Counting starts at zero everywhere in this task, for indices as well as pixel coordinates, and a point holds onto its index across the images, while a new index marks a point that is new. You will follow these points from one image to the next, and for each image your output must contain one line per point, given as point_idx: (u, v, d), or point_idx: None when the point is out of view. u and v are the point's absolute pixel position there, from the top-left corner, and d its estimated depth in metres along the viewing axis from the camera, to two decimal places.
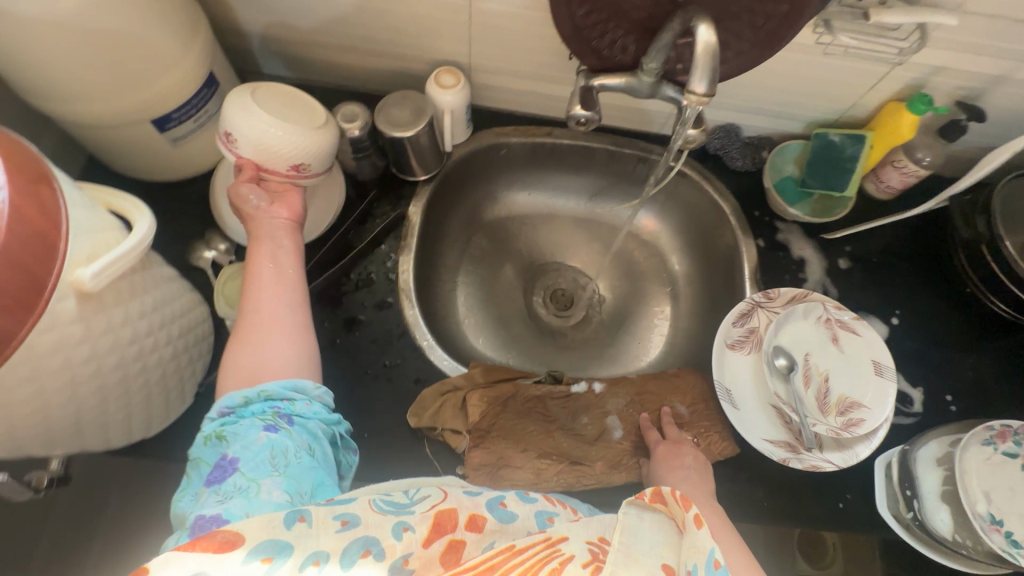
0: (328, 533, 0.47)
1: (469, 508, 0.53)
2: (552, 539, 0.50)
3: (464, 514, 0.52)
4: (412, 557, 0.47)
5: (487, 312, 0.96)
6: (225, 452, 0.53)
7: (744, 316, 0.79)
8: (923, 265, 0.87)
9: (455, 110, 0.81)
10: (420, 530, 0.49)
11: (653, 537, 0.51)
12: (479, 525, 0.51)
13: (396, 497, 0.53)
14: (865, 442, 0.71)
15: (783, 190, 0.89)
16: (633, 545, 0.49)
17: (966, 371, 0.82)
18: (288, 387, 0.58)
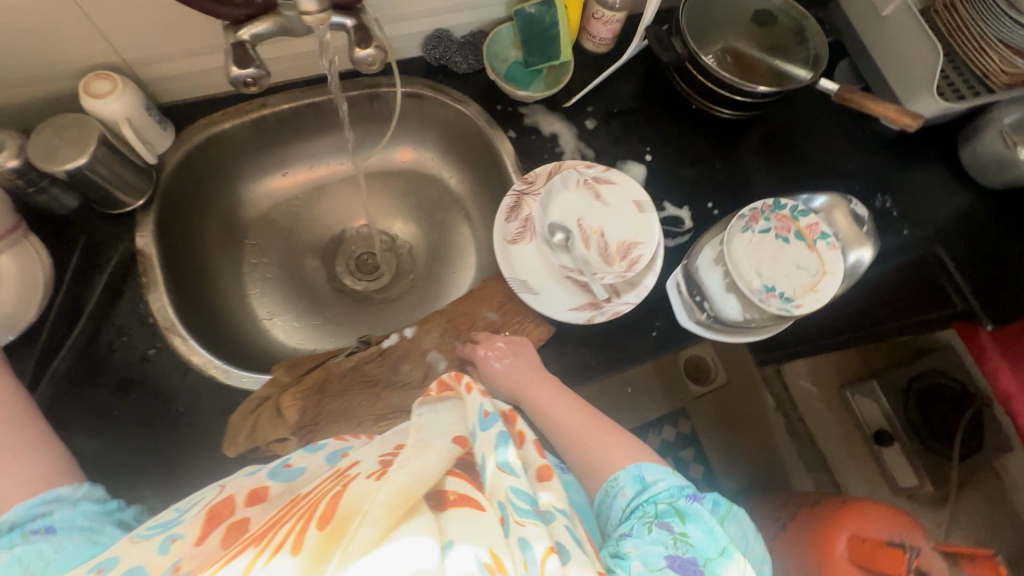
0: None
1: (247, 486, 0.50)
2: (343, 470, 0.49)
3: (242, 494, 0.49)
4: (183, 559, 0.43)
5: (293, 305, 0.90)
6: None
7: (514, 209, 0.82)
8: (656, 100, 0.95)
9: (130, 116, 0.70)
10: (190, 534, 0.45)
11: (439, 424, 0.53)
12: (260, 496, 0.49)
13: (163, 518, 0.49)
14: (650, 272, 0.78)
15: (515, 77, 0.91)
16: (427, 435, 0.51)
17: (716, 176, 0.92)
18: (38, 505, 0.49)
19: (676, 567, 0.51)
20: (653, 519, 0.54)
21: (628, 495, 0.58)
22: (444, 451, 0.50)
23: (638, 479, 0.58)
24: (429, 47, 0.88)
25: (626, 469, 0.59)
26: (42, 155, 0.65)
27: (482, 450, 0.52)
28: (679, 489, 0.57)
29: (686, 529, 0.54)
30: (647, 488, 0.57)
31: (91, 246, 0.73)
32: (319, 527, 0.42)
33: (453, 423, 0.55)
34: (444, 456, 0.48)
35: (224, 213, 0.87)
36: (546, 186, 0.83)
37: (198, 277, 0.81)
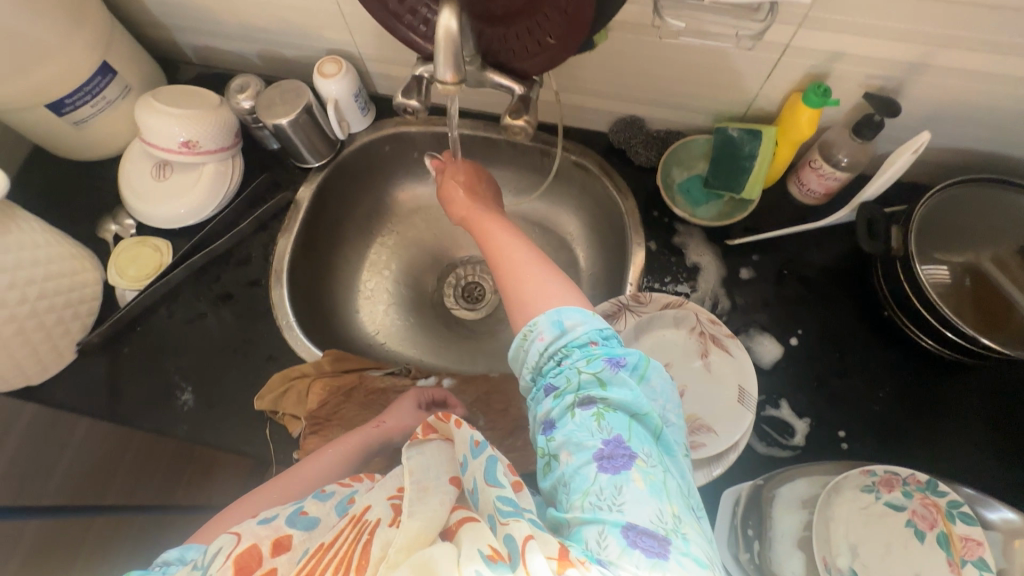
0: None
1: (268, 535, 0.44)
2: (357, 515, 0.44)
3: (267, 543, 0.44)
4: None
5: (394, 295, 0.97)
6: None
7: (607, 317, 0.72)
8: (840, 284, 0.77)
9: (341, 98, 0.83)
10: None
11: (434, 463, 0.45)
12: (286, 544, 0.44)
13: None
14: (706, 468, 0.64)
15: (687, 189, 0.82)
16: (424, 477, 0.44)
17: (872, 406, 0.71)
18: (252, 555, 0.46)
19: (604, 464, 0.42)
20: (576, 400, 0.45)
21: (546, 341, 0.48)
22: (445, 494, 0.43)
23: (558, 323, 0.48)
24: (616, 129, 0.84)
25: (546, 315, 0.49)
26: (266, 104, 0.80)
27: (474, 476, 0.45)
28: (598, 331, 0.48)
29: (611, 397, 0.44)
30: (565, 333, 0.47)
31: (269, 182, 0.88)
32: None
33: (448, 463, 0.46)
34: (447, 501, 0.43)
35: (381, 198, 0.98)
36: (655, 314, 0.72)
37: (330, 240, 0.92)
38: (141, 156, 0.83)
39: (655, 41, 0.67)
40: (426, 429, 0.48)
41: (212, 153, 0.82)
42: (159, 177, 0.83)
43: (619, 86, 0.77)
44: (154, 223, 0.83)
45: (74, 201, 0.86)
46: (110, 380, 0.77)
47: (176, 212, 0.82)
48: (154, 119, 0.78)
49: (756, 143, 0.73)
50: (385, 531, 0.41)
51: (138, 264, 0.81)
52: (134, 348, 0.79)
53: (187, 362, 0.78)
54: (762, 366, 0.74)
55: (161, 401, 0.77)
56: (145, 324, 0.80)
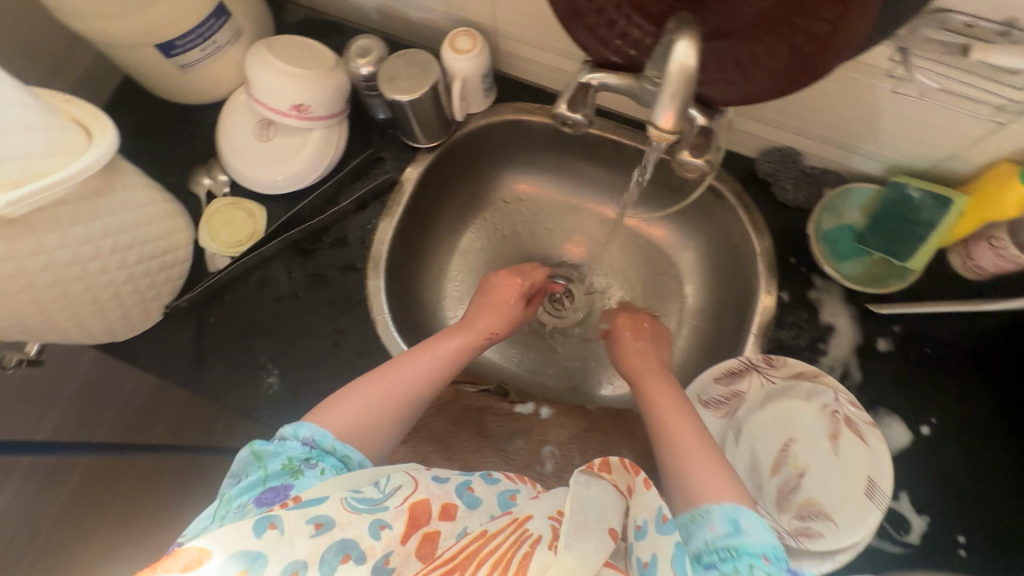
0: (301, 538, 0.44)
1: (440, 495, 0.50)
2: (519, 518, 0.47)
3: (436, 503, 0.49)
4: (393, 554, 0.45)
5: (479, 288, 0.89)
6: (288, 487, 0.49)
7: (732, 375, 0.67)
8: (989, 375, 0.70)
9: (468, 78, 0.74)
10: (398, 525, 0.46)
11: (599, 505, 0.46)
12: (452, 513, 0.49)
13: (365, 491, 0.48)
14: (817, 560, 0.60)
15: (835, 240, 0.74)
16: (584, 514, 0.45)
17: (999, 514, 0.66)
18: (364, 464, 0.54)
19: None
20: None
21: (716, 533, 0.47)
22: (602, 542, 0.44)
23: (733, 521, 0.47)
24: (765, 158, 0.75)
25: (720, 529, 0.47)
26: (387, 75, 0.72)
27: (651, 550, 0.45)
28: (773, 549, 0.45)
29: None
30: (740, 537, 0.46)
31: (373, 157, 0.81)
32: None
33: (610, 510, 0.47)
34: (603, 550, 0.43)
35: (482, 186, 0.90)
36: (783, 381, 0.67)
37: (427, 226, 0.86)
38: (243, 110, 0.77)
39: (861, 80, 0.57)
40: (602, 466, 0.49)
41: (320, 118, 0.74)
42: (260, 137, 0.76)
43: (788, 116, 0.68)
44: (250, 185, 0.77)
45: (166, 147, 0.80)
46: (196, 349, 0.74)
47: (273, 178, 0.76)
48: (266, 76, 0.70)
49: (939, 212, 0.64)
50: (545, 551, 0.43)
51: (231, 230, 0.76)
52: (220, 318, 0.75)
53: (274, 342, 0.75)
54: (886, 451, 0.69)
55: (246, 380, 0.74)
56: (234, 295, 0.76)
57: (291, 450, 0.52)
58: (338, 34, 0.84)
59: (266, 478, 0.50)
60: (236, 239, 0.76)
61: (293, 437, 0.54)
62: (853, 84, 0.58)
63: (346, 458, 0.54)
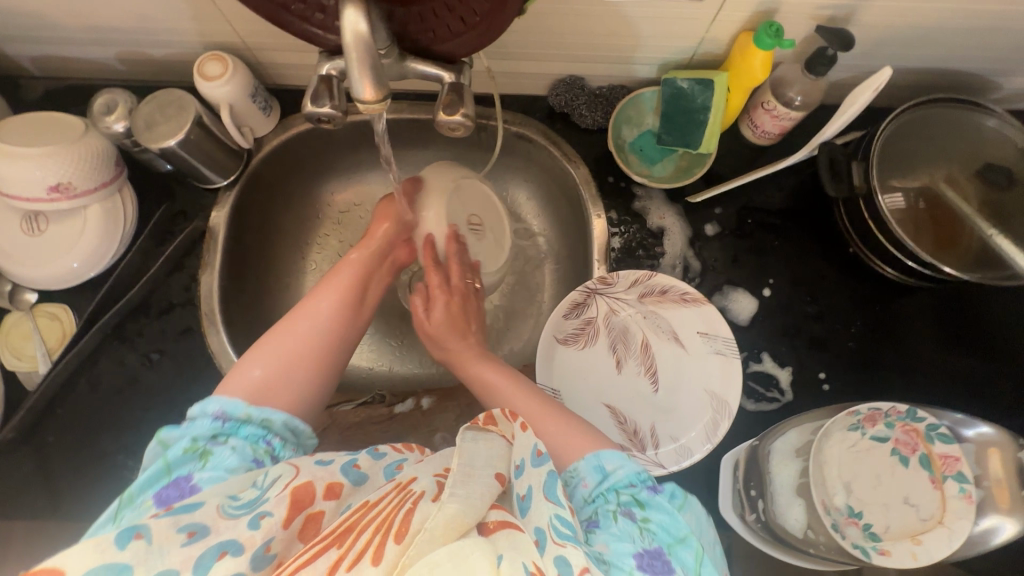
0: (172, 548, 0.38)
1: (324, 475, 0.46)
2: (403, 483, 0.46)
3: (320, 484, 0.45)
4: (275, 540, 0.41)
5: None
6: (194, 474, 0.45)
7: (577, 307, 0.69)
8: (805, 223, 0.76)
9: (235, 101, 0.70)
10: (279, 511, 0.42)
11: (487, 456, 0.47)
12: (338, 490, 0.45)
13: (241, 493, 0.44)
14: (703, 441, 0.64)
15: (641, 149, 0.77)
16: (471, 464, 0.46)
17: (845, 342, 0.73)
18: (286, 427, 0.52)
19: (644, 564, 0.43)
20: (618, 509, 0.46)
21: (588, 487, 0.49)
22: (488, 486, 0.45)
23: (599, 467, 0.49)
24: (555, 92, 0.77)
25: (587, 458, 0.50)
26: (145, 124, 0.67)
27: (528, 483, 0.46)
28: (637, 474, 0.49)
29: (650, 515, 0.46)
30: (608, 478, 0.48)
31: (173, 212, 0.76)
32: (396, 540, 0.40)
33: (496, 458, 0.48)
34: (489, 491, 0.45)
35: (307, 205, 0.87)
36: (625, 292, 0.69)
37: (261, 262, 0.82)
38: (4, 210, 0.70)
39: None
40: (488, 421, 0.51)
41: (90, 191, 0.68)
42: (33, 232, 0.69)
43: (552, 46, 0.69)
44: (41, 286, 0.70)
45: None
46: (42, 474, 0.68)
47: (64, 271, 0.69)
48: (4, 166, 0.63)
49: (708, 94, 0.68)
50: (429, 505, 0.43)
51: (38, 339, 0.70)
52: (60, 434, 0.69)
53: (129, 436, 0.70)
54: (740, 324, 0.73)
55: (110, 485, 0.68)
56: (68, 403, 0.70)
57: (196, 429, 0.48)
58: (90, 96, 0.77)
59: (169, 466, 0.46)
60: (48, 347, 0.70)
61: (202, 415, 0.50)
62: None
63: (267, 423, 0.51)
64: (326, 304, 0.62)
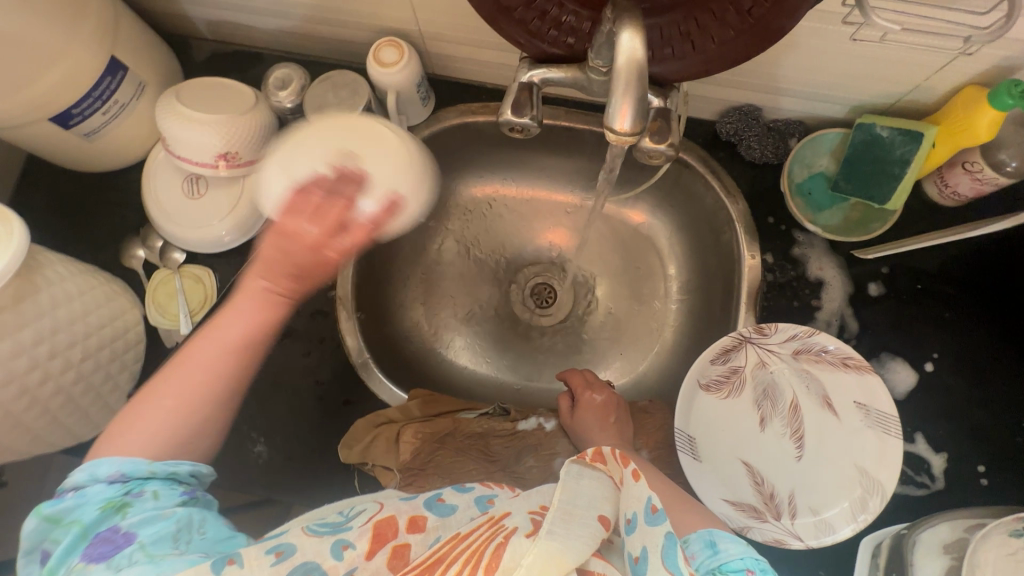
0: (263, 569, 0.42)
1: (407, 509, 0.48)
2: (495, 517, 0.47)
3: (405, 517, 0.47)
4: (357, 570, 0.43)
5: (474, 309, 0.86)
6: (117, 524, 0.44)
7: (727, 352, 0.66)
8: (982, 296, 0.69)
9: (402, 89, 0.68)
10: (361, 544, 0.45)
11: (590, 495, 0.46)
12: (422, 523, 0.47)
13: (329, 518, 0.48)
14: (849, 517, 0.59)
15: (810, 192, 0.71)
16: (573, 503, 0.44)
17: (1012, 437, 0.66)
18: (189, 474, 0.50)
19: None
20: None
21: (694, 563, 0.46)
22: (592, 533, 0.43)
23: (711, 544, 0.47)
24: (725, 119, 0.72)
25: (698, 533, 0.48)
26: (316, 103, 0.66)
27: (642, 543, 0.44)
28: (756, 560, 0.44)
29: None
30: (719, 556, 0.45)
31: None
32: None
33: (602, 498, 0.46)
34: (594, 539, 0.43)
35: (438, 198, 0.86)
36: (779, 346, 0.65)
37: (391, 252, 0.81)
38: (169, 169, 0.71)
39: (816, 26, 0.54)
40: (595, 457, 0.49)
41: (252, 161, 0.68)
42: (192, 195, 0.70)
43: (741, 73, 0.64)
44: (193, 248, 0.71)
45: (93, 224, 0.74)
46: None
47: (216, 236, 0.70)
48: (181, 129, 0.64)
49: (911, 147, 0.62)
50: (521, 541, 0.42)
51: (182, 299, 0.71)
52: None
53: None
54: (896, 397, 0.68)
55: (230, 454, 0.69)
56: None
57: (100, 493, 0.45)
58: (254, 65, 0.78)
59: (87, 530, 0.44)
60: (190, 309, 0.71)
61: (94, 481, 0.46)
62: (808, 31, 0.55)
63: (173, 474, 0.48)
64: (172, 399, 0.49)
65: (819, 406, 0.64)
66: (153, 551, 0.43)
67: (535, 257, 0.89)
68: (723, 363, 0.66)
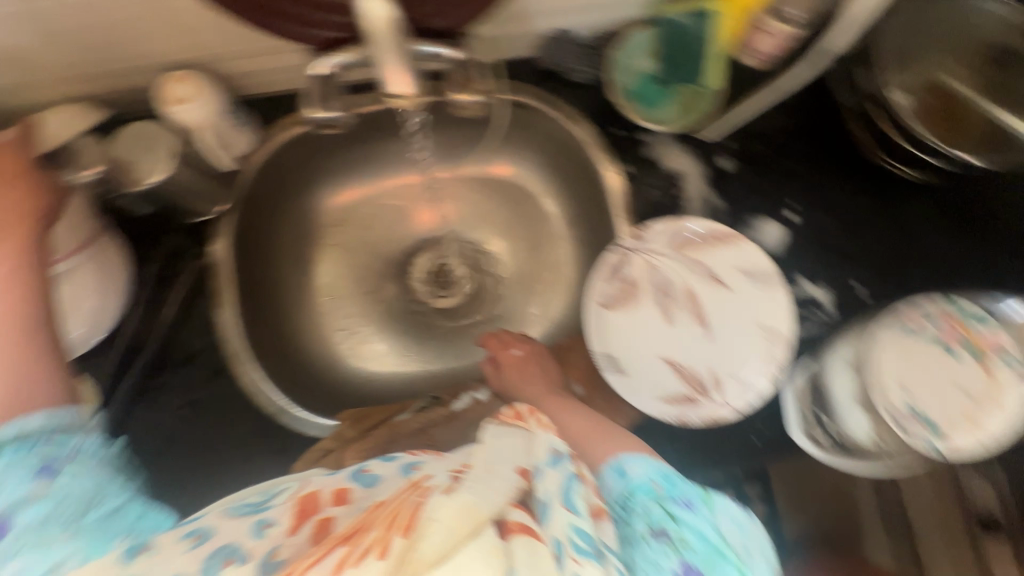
0: (179, 554, 0.37)
1: (331, 484, 0.43)
2: (417, 480, 0.43)
3: (329, 490, 0.42)
4: (282, 546, 0.38)
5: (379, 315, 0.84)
6: None
7: (614, 269, 0.69)
8: (812, 139, 0.76)
9: (210, 121, 0.64)
10: (284, 521, 0.39)
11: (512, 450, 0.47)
12: (346, 496, 0.42)
13: (251, 500, 0.42)
14: (765, 371, 0.65)
15: (643, 94, 0.74)
16: (494, 461, 0.46)
17: (875, 249, 0.73)
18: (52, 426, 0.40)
19: None
20: (648, 528, 0.44)
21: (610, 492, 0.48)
22: (507, 487, 0.42)
23: (620, 470, 0.48)
24: (545, 52, 0.73)
25: (610, 464, 0.49)
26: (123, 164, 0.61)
27: (546, 487, 0.43)
28: (661, 473, 0.48)
29: (683, 529, 0.43)
30: (630, 480, 0.47)
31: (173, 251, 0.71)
32: (404, 536, 0.37)
33: (521, 452, 0.47)
34: (506, 491, 0.42)
35: (304, 220, 0.82)
36: (658, 245, 0.69)
37: (274, 287, 0.78)
38: None
39: None
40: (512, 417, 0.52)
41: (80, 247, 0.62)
42: None
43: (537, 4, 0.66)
44: None
45: None
46: None
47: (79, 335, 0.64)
48: None
49: None
50: (440, 498, 0.40)
51: None
52: None
53: (184, 493, 0.66)
54: (771, 251, 0.74)
55: None
56: None
57: None
58: None
59: None
60: None
61: None
62: None
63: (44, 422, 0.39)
64: None
65: (710, 283, 0.68)
66: (39, 534, 0.35)
67: (432, 239, 0.87)
68: (616, 279, 0.69)
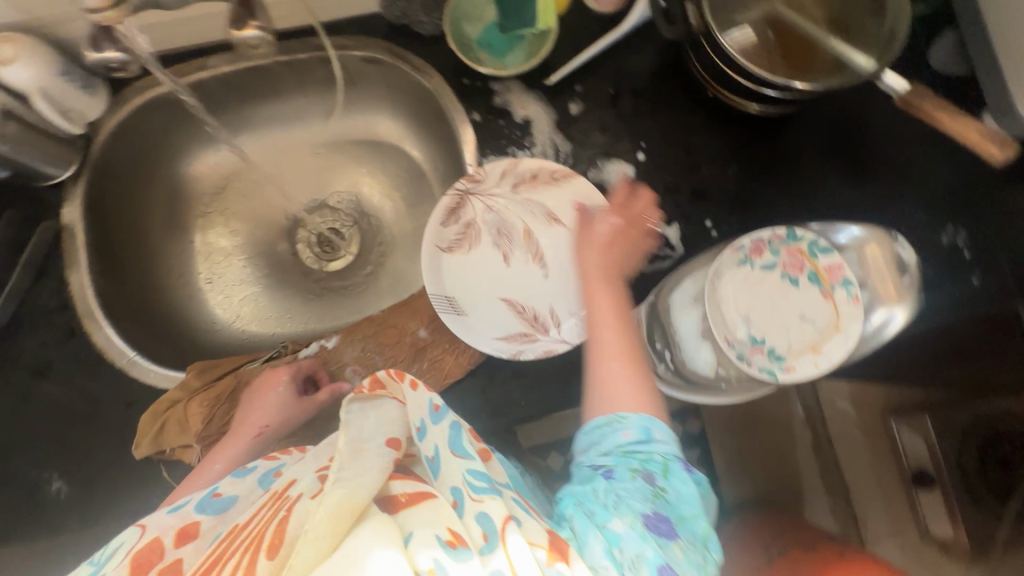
0: None
1: (173, 523, 0.42)
2: (279, 491, 0.42)
3: (172, 534, 0.42)
4: None
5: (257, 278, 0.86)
6: None
7: (453, 212, 0.68)
8: (663, 79, 0.76)
9: (44, 84, 0.64)
10: None
11: (376, 424, 0.43)
12: (192, 530, 0.42)
13: (79, 572, 0.40)
14: None
15: (489, 43, 0.75)
16: (357, 438, 0.41)
17: (725, 186, 0.74)
18: None
19: (651, 525, 0.46)
20: (640, 470, 0.50)
21: (629, 439, 0.52)
22: (381, 459, 0.41)
23: (647, 430, 0.52)
24: (387, 5, 0.74)
25: (637, 415, 0.53)
26: None
27: (432, 443, 0.45)
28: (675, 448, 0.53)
29: (669, 487, 0.50)
30: (651, 443, 0.52)
31: (23, 216, 0.72)
32: (268, 557, 0.36)
33: (388, 421, 0.44)
34: (385, 465, 0.41)
35: (173, 186, 0.83)
36: (496, 186, 0.69)
37: (140, 252, 0.79)
38: None
39: None
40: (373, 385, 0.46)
41: None
42: None
43: None
44: None
45: None
46: None
47: None
48: None
49: None
50: (307, 503, 0.39)
51: None
52: None
53: (36, 451, 0.67)
54: None
55: (28, 501, 0.66)
56: None
57: None
58: None
59: None
60: None
61: None
62: None
63: None
64: None
65: (547, 222, 0.69)
66: None
67: (319, 205, 0.90)
68: (457, 219, 0.68)
